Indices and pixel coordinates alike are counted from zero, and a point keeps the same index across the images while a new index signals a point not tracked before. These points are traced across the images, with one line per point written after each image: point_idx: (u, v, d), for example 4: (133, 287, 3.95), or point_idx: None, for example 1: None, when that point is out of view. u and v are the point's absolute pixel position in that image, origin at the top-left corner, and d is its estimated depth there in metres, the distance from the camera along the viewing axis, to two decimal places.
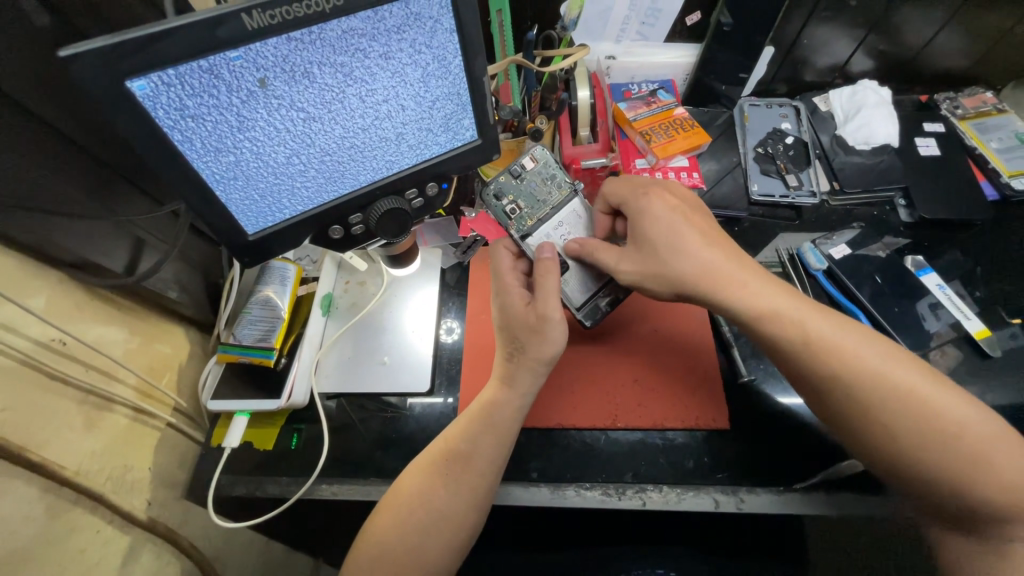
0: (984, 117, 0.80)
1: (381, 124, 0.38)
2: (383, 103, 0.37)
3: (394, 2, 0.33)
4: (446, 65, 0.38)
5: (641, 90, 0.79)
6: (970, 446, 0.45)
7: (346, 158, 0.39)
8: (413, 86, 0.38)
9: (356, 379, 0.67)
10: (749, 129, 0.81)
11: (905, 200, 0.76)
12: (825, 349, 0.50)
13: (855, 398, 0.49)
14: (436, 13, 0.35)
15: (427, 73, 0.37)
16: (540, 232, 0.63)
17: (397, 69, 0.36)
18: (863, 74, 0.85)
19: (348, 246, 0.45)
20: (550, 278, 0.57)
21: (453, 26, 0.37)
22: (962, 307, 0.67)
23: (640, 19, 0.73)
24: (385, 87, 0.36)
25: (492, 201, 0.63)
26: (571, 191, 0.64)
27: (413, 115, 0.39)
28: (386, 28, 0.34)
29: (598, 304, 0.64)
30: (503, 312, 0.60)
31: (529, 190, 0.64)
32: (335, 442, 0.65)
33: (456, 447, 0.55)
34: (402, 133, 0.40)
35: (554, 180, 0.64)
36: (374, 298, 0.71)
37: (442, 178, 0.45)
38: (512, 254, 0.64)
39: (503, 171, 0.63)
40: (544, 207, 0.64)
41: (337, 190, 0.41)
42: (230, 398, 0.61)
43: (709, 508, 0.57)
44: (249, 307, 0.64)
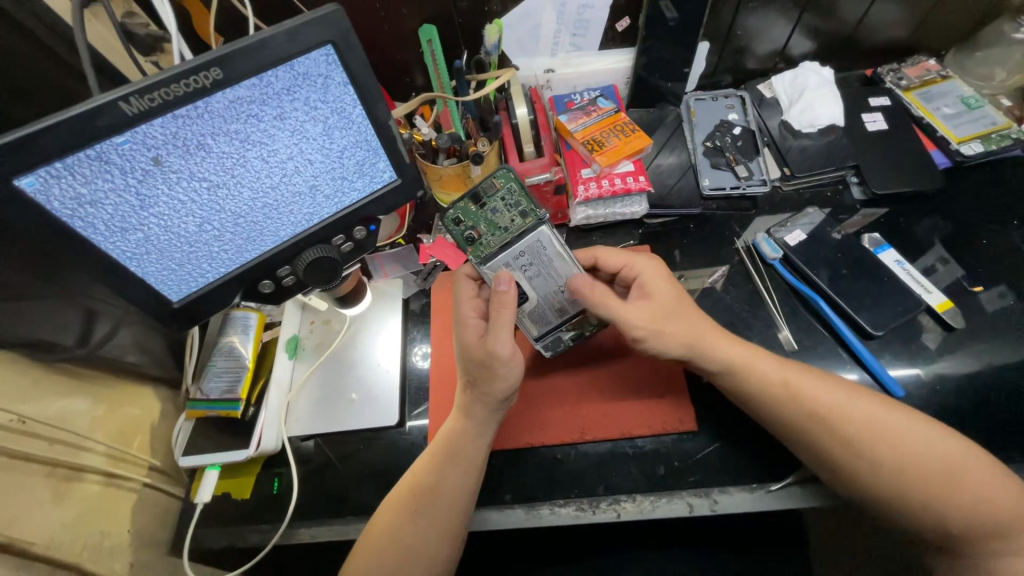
0: (929, 85, 0.80)
1: (290, 180, 0.41)
2: (288, 161, 0.40)
3: (278, 67, 0.35)
4: (347, 116, 0.40)
5: (583, 99, 0.78)
6: (938, 474, 0.48)
7: (260, 217, 0.42)
8: (316, 141, 0.40)
9: (327, 420, 0.67)
10: (696, 124, 0.81)
11: (857, 177, 0.76)
12: (793, 400, 0.53)
13: (829, 444, 0.51)
14: (325, 70, 0.37)
15: (328, 125, 0.40)
16: (499, 262, 0.62)
17: (296, 128, 0.39)
18: (805, 55, 0.85)
19: (284, 296, 0.48)
20: (504, 312, 0.58)
21: (347, 78, 0.38)
22: (922, 281, 0.68)
23: (570, 31, 0.74)
24: (286, 146, 0.39)
25: (451, 223, 0.62)
26: (534, 222, 0.62)
27: (323, 167, 0.42)
28: (275, 92, 0.36)
29: (560, 337, 0.65)
30: (457, 341, 0.62)
31: (490, 216, 0.62)
32: (312, 484, 0.65)
33: (420, 481, 0.56)
34: (315, 184, 0.43)
35: (517, 208, 0.61)
36: (339, 336, 0.72)
37: (368, 221, 0.48)
38: (472, 279, 0.65)
39: (465, 194, 0.61)
40: (504, 235, 0.62)
41: (258, 248, 0.44)
42: (205, 450, 0.62)
43: (683, 513, 0.57)
44: (213, 359, 0.65)
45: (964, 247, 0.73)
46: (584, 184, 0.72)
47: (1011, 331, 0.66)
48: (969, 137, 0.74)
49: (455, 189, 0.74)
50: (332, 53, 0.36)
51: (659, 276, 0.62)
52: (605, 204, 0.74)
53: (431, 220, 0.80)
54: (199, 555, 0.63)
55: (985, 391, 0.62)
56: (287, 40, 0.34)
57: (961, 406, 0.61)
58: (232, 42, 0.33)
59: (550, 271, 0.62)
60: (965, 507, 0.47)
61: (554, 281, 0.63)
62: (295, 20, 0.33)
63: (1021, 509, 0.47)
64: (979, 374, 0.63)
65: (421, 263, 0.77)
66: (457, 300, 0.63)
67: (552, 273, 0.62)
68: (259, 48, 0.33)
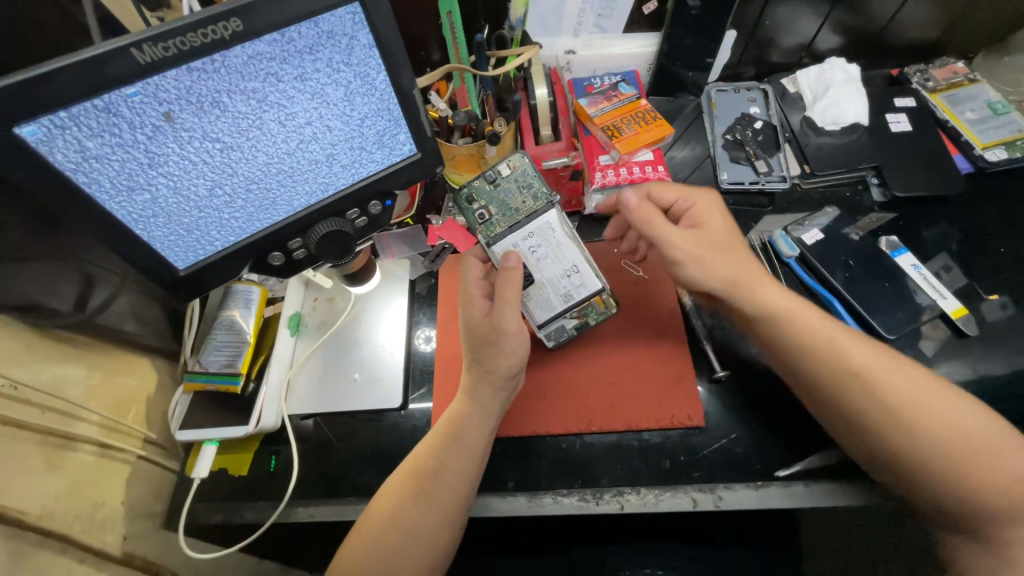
0: (955, 88, 0.78)
1: (307, 147, 0.39)
2: (307, 126, 0.38)
3: (301, 23, 0.33)
4: (370, 81, 0.38)
5: (602, 84, 0.76)
6: (963, 445, 0.48)
7: (273, 184, 0.40)
8: (336, 106, 0.38)
9: (328, 399, 0.66)
10: (717, 116, 0.79)
11: (878, 179, 0.75)
12: (831, 353, 0.53)
13: (864, 402, 0.50)
14: (351, 29, 0.35)
15: (350, 91, 0.38)
16: (507, 241, 0.61)
17: (316, 90, 0.36)
18: (831, 51, 0.83)
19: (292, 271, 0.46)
20: (509, 286, 0.57)
21: (372, 41, 0.36)
22: (937, 286, 0.67)
23: (596, 11, 0.71)
24: (305, 110, 0.37)
25: (464, 204, 0.64)
26: (545, 203, 0.63)
27: (341, 135, 0.40)
28: (297, 49, 0.34)
29: (564, 325, 0.63)
30: (464, 319, 0.61)
31: (502, 198, 0.64)
32: (312, 462, 0.64)
33: (422, 463, 0.55)
34: (333, 153, 0.41)
35: (529, 191, 0.64)
36: (343, 315, 0.70)
37: (385, 195, 0.45)
38: (481, 262, 0.65)
39: (479, 175, 0.64)
40: (515, 215, 0.63)
41: (270, 217, 0.42)
42: (202, 424, 0.60)
43: (687, 507, 0.57)
44: (214, 333, 0.63)
45: (978, 254, 0.72)
46: (602, 171, 0.70)
47: (1022, 339, 0.66)
48: (994, 143, 0.73)
49: (469, 170, 0.73)
50: (358, 11, 0.34)
51: (712, 209, 0.61)
52: (621, 193, 0.72)
53: (441, 201, 0.78)
54: (194, 529, 0.62)
55: (992, 398, 0.62)
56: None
57: None
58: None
59: (558, 253, 0.62)
60: (988, 480, 0.47)
61: (560, 264, 0.62)
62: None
63: None
64: (987, 380, 0.63)
65: (430, 244, 0.75)
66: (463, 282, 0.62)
67: (560, 254, 0.62)
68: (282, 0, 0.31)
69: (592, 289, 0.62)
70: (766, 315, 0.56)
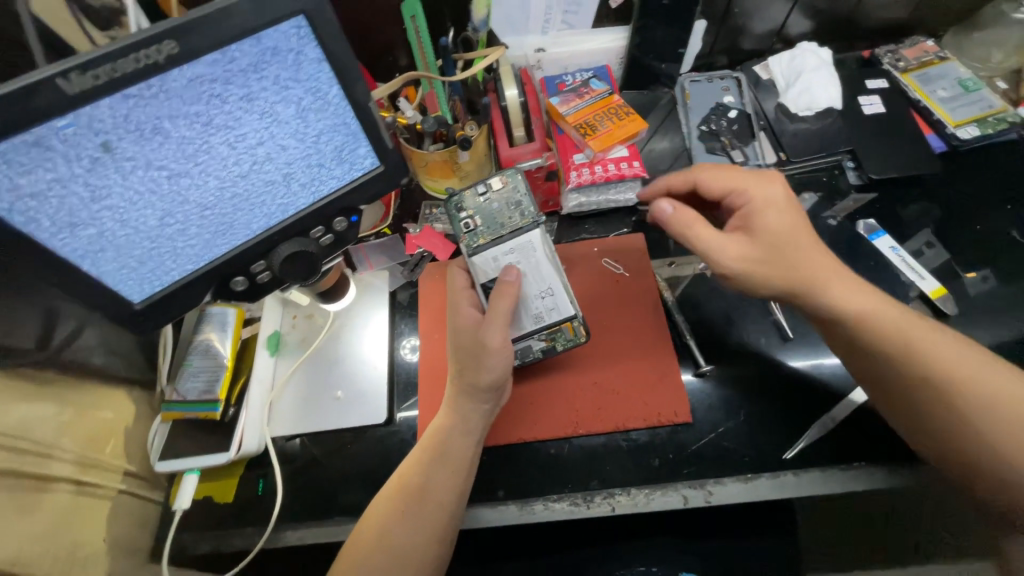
0: (926, 67, 0.78)
1: (261, 168, 0.38)
2: (258, 146, 0.37)
3: (242, 40, 0.32)
4: (323, 96, 0.37)
5: (575, 80, 0.75)
6: None
7: (228, 209, 0.39)
8: (289, 124, 0.37)
9: (312, 418, 0.65)
10: (692, 107, 0.79)
11: (853, 162, 0.75)
12: (909, 358, 0.50)
13: (935, 408, 0.49)
14: (296, 45, 0.34)
15: (302, 107, 0.37)
16: (489, 253, 0.61)
17: (265, 109, 0.35)
18: (803, 36, 0.82)
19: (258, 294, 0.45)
20: (503, 299, 0.57)
21: (322, 54, 0.35)
22: (917, 268, 0.67)
23: (562, 7, 0.70)
24: (255, 130, 0.36)
25: (455, 210, 0.64)
26: (531, 222, 0.62)
27: (298, 153, 0.39)
28: (240, 68, 0.33)
29: (531, 346, 0.61)
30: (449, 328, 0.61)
31: (490, 211, 0.64)
32: (298, 484, 0.63)
33: (409, 479, 0.54)
34: (290, 173, 0.40)
35: (518, 209, 0.63)
36: (323, 332, 0.69)
37: (350, 211, 0.45)
38: (465, 272, 0.64)
39: (472, 185, 0.65)
40: (499, 229, 0.63)
41: (229, 241, 0.41)
42: (187, 453, 0.59)
43: (678, 505, 0.57)
44: (189, 358, 0.62)
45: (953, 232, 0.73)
46: (576, 170, 0.69)
47: (1002, 314, 0.66)
48: (966, 120, 0.73)
49: (443, 176, 0.71)
50: (303, 25, 0.33)
51: (770, 208, 0.54)
52: (598, 190, 0.71)
53: (418, 208, 0.77)
54: (181, 560, 0.61)
55: None
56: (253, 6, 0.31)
57: None
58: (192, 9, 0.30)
59: (537, 273, 0.61)
60: None
61: (536, 283, 0.60)
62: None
63: None
64: None
65: (408, 253, 0.74)
66: (450, 291, 0.62)
67: (539, 275, 0.61)
68: (223, 16, 0.30)
69: (565, 315, 0.60)
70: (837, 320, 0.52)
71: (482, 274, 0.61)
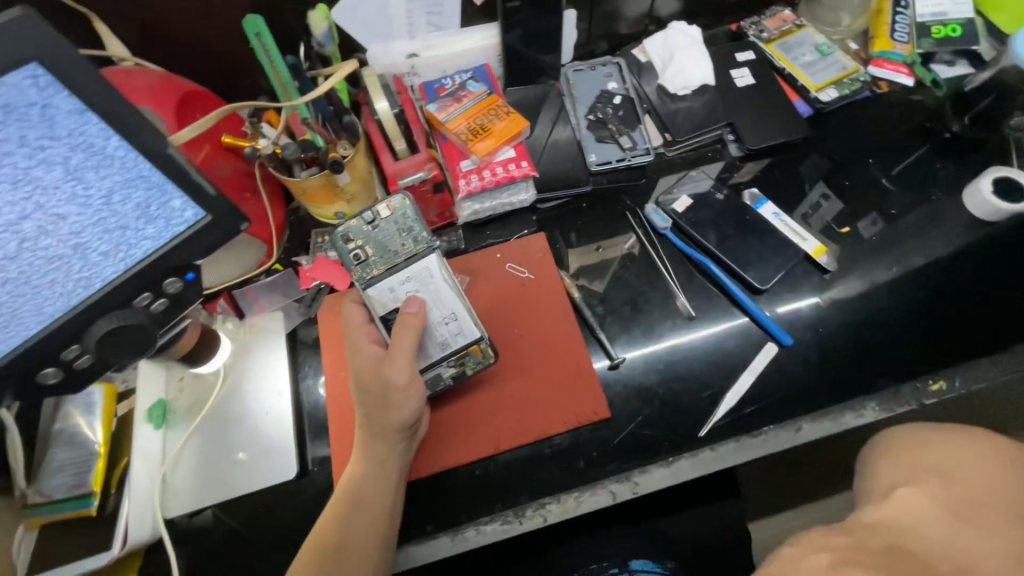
0: (785, 36, 0.82)
1: (36, 245, 0.35)
2: (22, 221, 0.34)
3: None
4: (98, 151, 0.36)
5: (453, 83, 0.71)
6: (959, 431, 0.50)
7: (4, 297, 0.36)
8: (60, 189, 0.35)
9: (213, 487, 0.59)
10: (577, 97, 0.78)
11: (733, 134, 0.77)
12: None
13: None
14: (39, 98, 0.32)
15: (72, 167, 0.35)
16: (383, 284, 0.58)
17: (18, 178, 0.33)
18: (672, 15, 0.83)
19: (81, 379, 0.42)
20: (406, 332, 0.55)
21: (80, 104, 0.34)
22: (798, 231, 0.70)
23: (424, 9, 0.68)
24: (9, 204, 0.33)
25: (342, 241, 0.60)
26: (424, 248, 0.59)
27: (84, 219, 0.37)
28: None
29: (441, 374, 0.58)
30: (352, 367, 0.57)
31: (381, 239, 0.60)
32: (206, 561, 0.57)
33: (325, 539, 0.51)
34: (82, 242, 0.37)
35: (410, 234, 0.60)
36: (216, 389, 0.63)
37: (181, 269, 0.43)
38: (363, 305, 0.60)
39: (357, 214, 0.60)
40: (392, 258, 0.59)
41: (19, 332, 0.38)
42: (65, 558, 0.52)
43: (608, 502, 0.56)
44: (52, 451, 0.54)
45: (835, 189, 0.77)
46: (464, 178, 0.67)
47: (874, 260, 0.71)
48: (825, 83, 0.78)
49: (326, 202, 0.66)
50: (42, 72, 0.32)
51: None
52: (492, 195, 0.70)
53: (308, 237, 0.71)
54: None
55: (862, 323, 0.67)
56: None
57: (845, 342, 0.66)
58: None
59: (438, 299, 0.58)
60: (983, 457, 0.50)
61: (438, 310, 0.58)
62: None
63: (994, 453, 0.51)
64: (858, 309, 0.68)
65: (303, 289, 0.68)
66: (348, 330, 0.58)
67: (439, 301, 0.58)
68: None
69: (472, 338, 0.58)
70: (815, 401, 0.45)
71: (379, 308, 0.58)
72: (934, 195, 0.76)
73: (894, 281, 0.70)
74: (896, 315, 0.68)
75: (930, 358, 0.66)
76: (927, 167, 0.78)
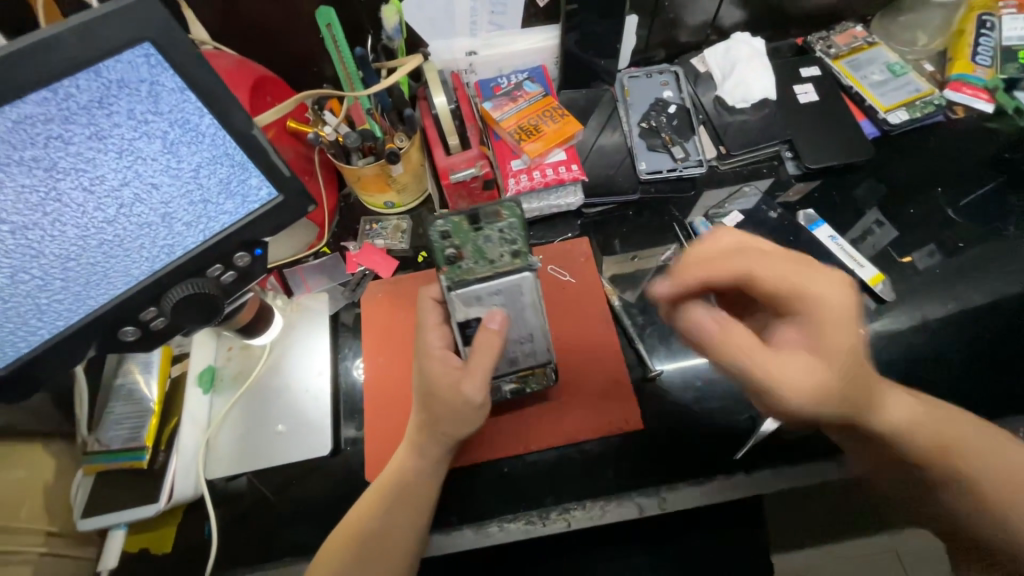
0: (856, 53, 0.79)
1: (130, 211, 0.38)
2: (122, 188, 0.37)
3: (76, 75, 0.32)
4: (192, 127, 0.38)
5: (510, 83, 0.72)
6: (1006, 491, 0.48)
7: (99, 256, 0.39)
8: (156, 161, 0.38)
9: (253, 455, 0.62)
10: (632, 104, 0.77)
11: (792, 152, 0.75)
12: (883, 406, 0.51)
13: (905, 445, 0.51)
14: (148, 75, 0.35)
15: (169, 141, 0.38)
16: (472, 292, 0.51)
17: (122, 149, 0.36)
18: (736, 26, 0.81)
19: (153, 341, 0.45)
20: (489, 351, 0.52)
21: (181, 83, 0.36)
22: (856, 256, 0.68)
23: (488, 8, 0.68)
24: (113, 172, 0.36)
25: (435, 235, 0.51)
26: (525, 263, 0.51)
27: (174, 190, 0.40)
28: (82, 106, 0.33)
29: (501, 386, 0.59)
30: (419, 367, 0.54)
31: (479, 242, 0.52)
32: (241, 524, 0.60)
33: (363, 527, 0.52)
34: (169, 212, 0.40)
35: (511, 245, 0.52)
36: (261, 362, 0.65)
37: (252, 245, 0.46)
38: (438, 303, 0.56)
39: (463, 211, 0.52)
40: (487, 267, 0.51)
41: (106, 291, 0.41)
42: (114, 506, 0.55)
43: (634, 515, 0.56)
44: (110, 405, 0.58)
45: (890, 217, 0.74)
46: (514, 177, 0.67)
47: (935, 293, 0.68)
48: (895, 105, 0.75)
49: (378, 190, 0.67)
50: (153, 52, 0.34)
51: (839, 321, 0.43)
52: (539, 196, 0.70)
53: (357, 224, 0.74)
54: None
55: (912, 358, 0.65)
56: (81, 39, 0.31)
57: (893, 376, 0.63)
58: (9, 47, 0.29)
59: (521, 318, 0.54)
60: None
61: (518, 329, 0.55)
62: (90, 15, 0.31)
63: None
64: (907, 343, 0.65)
65: (349, 273, 0.71)
66: (420, 327, 0.55)
67: (522, 323, 0.55)
68: (46, 48, 0.30)
69: (541, 360, 0.58)
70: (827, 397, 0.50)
71: (461, 314, 0.52)
72: (1004, 230, 0.72)
73: (951, 317, 0.67)
74: (952, 352, 0.64)
75: (984, 404, 0.63)
76: (1000, 200, 0.74)
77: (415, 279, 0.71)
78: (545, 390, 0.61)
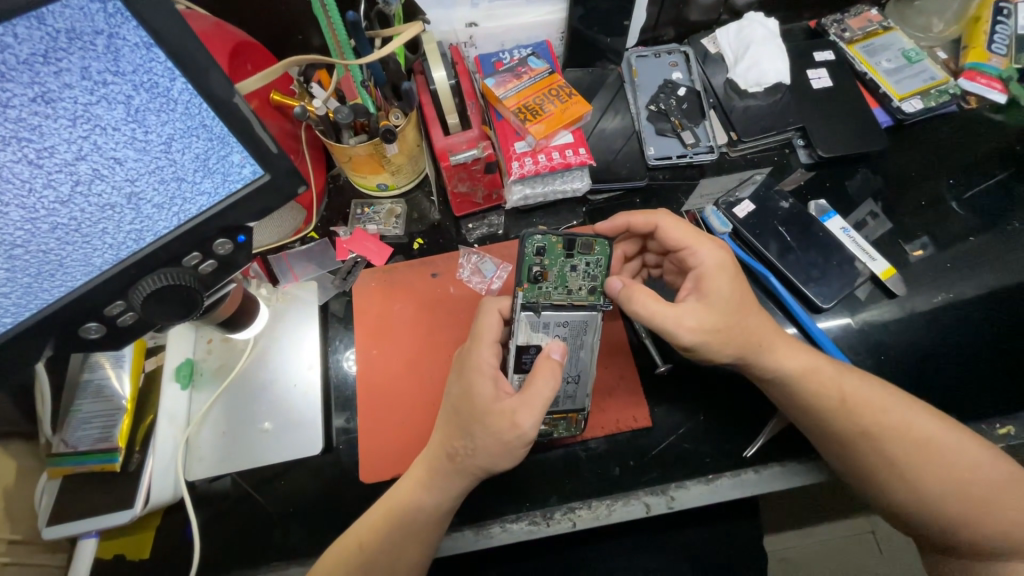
0: (871, 38, 0.76)
1: (89, 189, 0.33)
2: (78, 162, 0.32)
3: (13, 20, 0.27)
4: (162, 92, 0.33)
5: (512, 58, 0.67)
6: (979, 495, 0.49)
7: (53, 242, 0.34)
8: (119, 131, 0.33)
9: (237, 455, 0.58)
10: (640, 85, 0.73)
11: (804, 140, 0.73)
12: (850, 414, 0.51)
13: (874, 457, 0.51)
14: (106, 26, 0.29)
15: (134, 108, 0.33)
16: (543, 317, 0.54)
17: (76, 115, 0.31)
18: (750, 5, 0.77)
19: (123, 336, 0.41)
20: (548, 381, 0.49)
21: (147, 37, 0.31)
22: (866, 249, 0.67)
23: None
24: (66, 142, 0.31)
25: (530, 249, 0.55)
26: (596, 303, 0.56)
27: (141, 166, 0.35)
28: (24, 60, 0.28)
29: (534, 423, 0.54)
30: (465, 385, 0.51)
31: (565, 271, 0.56)
32: (225, 527, 0.56)
33: (368, 553, 0.48)
34: (136, 191, 0.36)
35: (591, 281, 0.56)
36: (244, 356, 0.61)
37: (234, 230, 0.42)
38: (502, 319, 0.54)
39: (561, 236, 0.55)
40: (565, 296, 0.55)
41: (64, 282, 0.36)
42: (86, 512, 0.51)
43: (641, 514, 0.54)
44: (77, 404, 0.53)
45: (884, 208, 0.72)
46: (519, 160, 0.63)
47: (940, 286, 0.68)
48: (910, 93, 0.72)
49: (371, 171, 0.62)
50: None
51: (722, 273, 0.54)
52: (544, 181, 0.66)
53: (347, 207, 0.69)
54: None
55: (917, 353, 0.64)
56: None
57: (897, 372, 0.63)
58: None
59: (576, 356, 0.55)
60: (1002, 524, 0.48)
61: (569, 366, 0.55)
62: None
63: (1009, 488, 0.49)
64: (913, 338, 0.65)
65: (340, 260, 0.67)
66: (475, 340, 0.52)
67: (575, 361, 0.55)
68: None
69: (577, 406, 0.55)
70: (783, 378, 0.53)
71: (523, 336, 0.53)
72: (1011, 224, 0.71)
73: (955, 310, 0.66)
74: (954, 346, 0.65)
75: (989, 401, 0.62)
76: (1007, 194, 0.73)
77: (410, 268, 0.67)
78: (570, 437, 0.57)
